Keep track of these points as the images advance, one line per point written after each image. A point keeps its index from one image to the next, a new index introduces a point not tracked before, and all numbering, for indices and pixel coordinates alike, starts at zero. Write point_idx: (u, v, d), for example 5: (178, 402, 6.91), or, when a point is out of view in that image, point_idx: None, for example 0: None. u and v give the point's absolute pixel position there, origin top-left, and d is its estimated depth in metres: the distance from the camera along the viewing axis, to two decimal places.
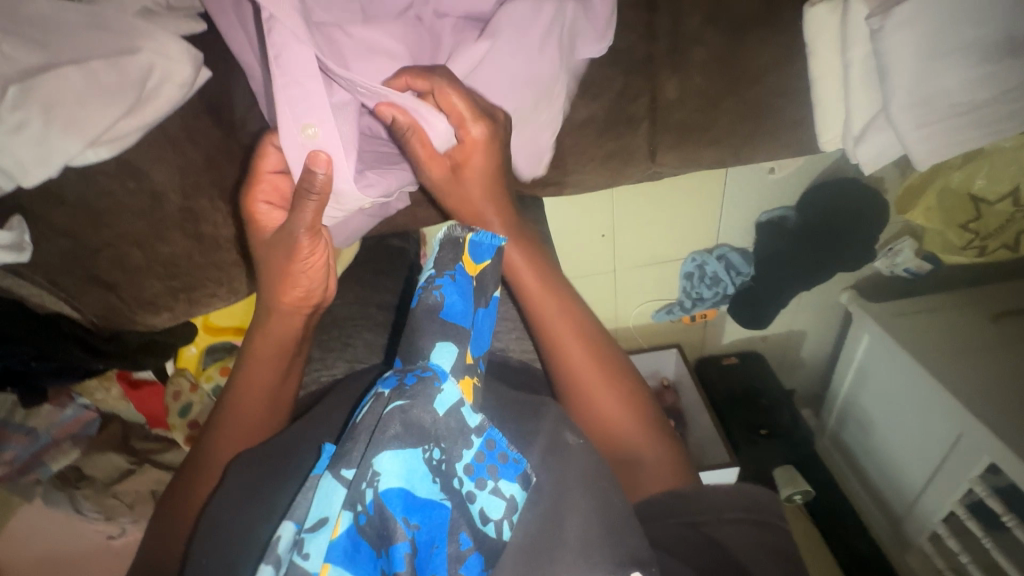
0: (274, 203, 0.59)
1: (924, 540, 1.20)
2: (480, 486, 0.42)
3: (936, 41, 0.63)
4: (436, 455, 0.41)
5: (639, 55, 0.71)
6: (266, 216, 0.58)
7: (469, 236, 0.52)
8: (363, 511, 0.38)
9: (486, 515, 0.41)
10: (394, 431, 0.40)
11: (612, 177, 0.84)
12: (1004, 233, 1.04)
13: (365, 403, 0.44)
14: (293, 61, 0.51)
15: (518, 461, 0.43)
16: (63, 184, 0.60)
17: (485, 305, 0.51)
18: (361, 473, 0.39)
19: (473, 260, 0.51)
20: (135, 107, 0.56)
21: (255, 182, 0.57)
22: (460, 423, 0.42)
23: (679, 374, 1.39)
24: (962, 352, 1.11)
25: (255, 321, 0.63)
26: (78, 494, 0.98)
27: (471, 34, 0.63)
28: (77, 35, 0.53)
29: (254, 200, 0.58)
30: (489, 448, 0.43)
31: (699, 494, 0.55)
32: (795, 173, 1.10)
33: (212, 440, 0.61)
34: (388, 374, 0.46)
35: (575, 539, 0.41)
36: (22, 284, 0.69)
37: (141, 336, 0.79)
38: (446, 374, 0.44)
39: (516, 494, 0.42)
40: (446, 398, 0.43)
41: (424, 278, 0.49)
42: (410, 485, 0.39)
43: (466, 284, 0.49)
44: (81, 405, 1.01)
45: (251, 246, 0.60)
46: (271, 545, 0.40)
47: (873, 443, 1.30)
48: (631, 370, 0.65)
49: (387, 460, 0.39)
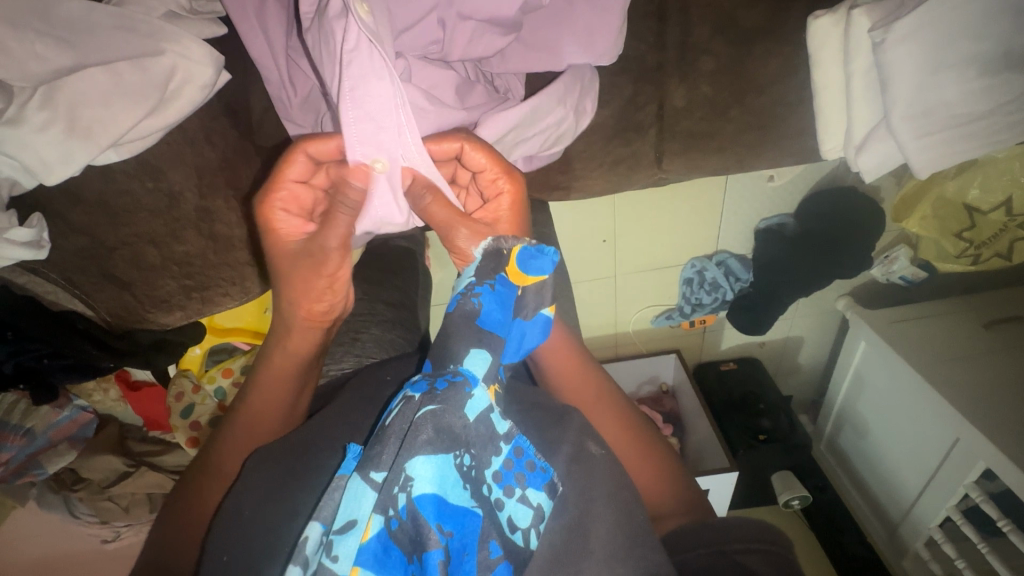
0: (293, 211, 0.55)
1: (920, 546, 1.21)
2: (508, 494, 0.42)
3: (936, 54, 0.65)
4: (466, 461, 0.42)
5: (648, 64, 0.72)
6: (287, 227, 0.54)
7: (518, 248, 0.52)
8: (394, 515, 0.39)
9: (515, 523, 0.42)
10: (426, 437, 0.41)
11: (617, 183, 0.85)
12: (998, 242, 1.06)
13: (393, 405, 0.45)
14: (367, 96, 0.51)
15: (545, 470, 0.44)
16: (83, 183, 0.61)
17: (524, 317, 0.52)
18: (393, 477, 0.40)
19: (521, 272, 0.52)
20: (157, 108, 0.57)
21: (275, 189, 0.53)
22: (490, 429, 0.44)
23: (677, 378, 1.41)
24: (958, 358, 1.13)
25: (274, 333, 0.61)
26: (74, 493, 1.17)
27: (491, 38, 0.62)
28: (103, 36, 0.54)
29: (274, 210, 0.54)
30: (517, 456, 0.44)
31: (722, 522, 0.53)
32: (792, 181, 1.13)
33: (224, 446, 0.61)
34: (416, 378, 0.47)
35: (602, 550, 0.44)
36: (38, 285, 0.71)
37: (152, 335, 0.79)
38: (477, 379, 0.45)
39: (543, 503, 0.43)
40: (477, 403, 0.44)
41: (463, 285, 0.51)
42: (442, 491, 0.40)
43: (506, 294, 0.51)
44: (80, 407, 1.12)
45: (268, 255, 0.56)
46: (298, 546, 0.41)
47: (869, 449, 1.32)
48: (648, 424, 0.66)
49: (420, 465, 0.40)
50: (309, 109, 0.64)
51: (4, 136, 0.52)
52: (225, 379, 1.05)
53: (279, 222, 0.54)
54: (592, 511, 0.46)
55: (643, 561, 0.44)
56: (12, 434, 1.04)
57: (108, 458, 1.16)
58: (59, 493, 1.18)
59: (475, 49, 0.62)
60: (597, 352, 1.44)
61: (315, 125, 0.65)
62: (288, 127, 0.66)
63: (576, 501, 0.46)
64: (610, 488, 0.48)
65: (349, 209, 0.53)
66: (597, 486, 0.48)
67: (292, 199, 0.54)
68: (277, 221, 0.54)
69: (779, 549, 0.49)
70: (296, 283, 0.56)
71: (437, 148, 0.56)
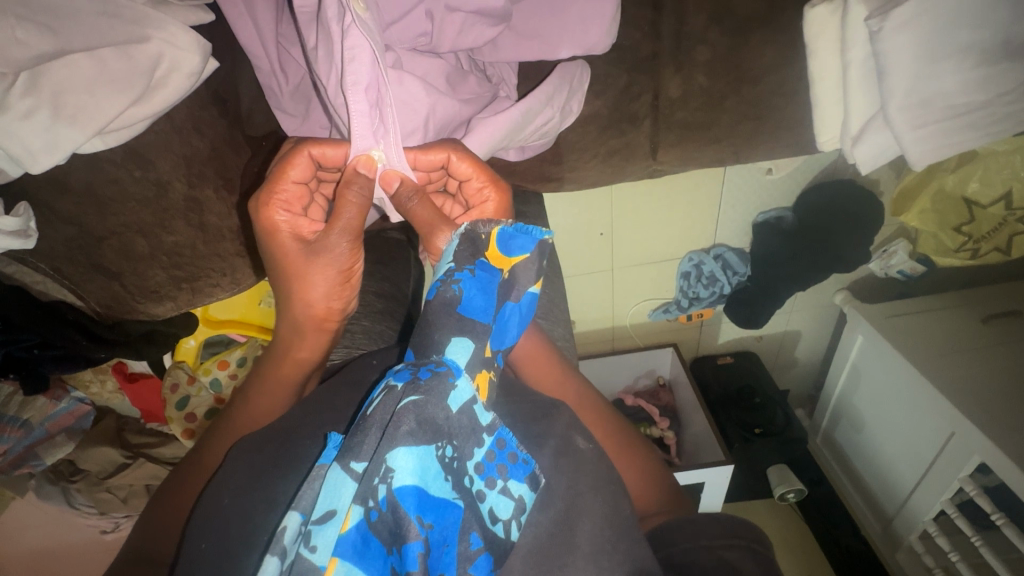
0: (295, 211, 0.53)
1: (914, 539, 1.22)
2: (489, 485, 0.42)
3: (934, 43, 0.64)
4: (448, 452, 0.42)
5: (643, 53, 0.72)
6: (291, 225, 0.53)
7: (498, 229, 0.51)
8: (374, 507, 0.39)
9: (496, 515, 0.42)
10: (408, 428, 0.40)
11: (613, 174, 0.85)
12: (996, 236, 1.06)
13: (375, 393, 0.44)
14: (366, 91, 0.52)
15: (527, 461, 0.43)
16: (69, 171, 0.60)
17: (513, 300, 0.52)
18: (373, 469, 0.39)
19: (503, 253, 0.52)
20: (143, 96, 0.56)
21: (277, 188, 0.52)
22: (472, 419, 0.43)
23: (674, 372, 1.41)
24: (955, 352, 1.12)
25: (277, 334, 0.59)
26: (72, 486, 1.17)
27: (482, 28, 0.61)
28: (87, 22, 0.53)
29: (273, 210, 0.52)
30: (499, 448, 0.44)
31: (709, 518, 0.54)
32: (789, 175, 1.12)
33: (221, 441, 0.61)
34: (398, 366, 0.46)
35: (588, 544, 0.44)
36: (27, 275, 0.72)
37: (143, 325, 0.80)
38: (460, 369, 0.45)
39: (525, 495, 0.42)
40: (459, 394, 0.43)
41: (442, 271, 0.50)
42: (424, 483, 0.40)
43: (489, 280, 0.50)
44: (77, 399, 1.12)
45: (270, 256, 0.54)
46: (276, 535, 0.39)
47: (865, 442, 1.32)
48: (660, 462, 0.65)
49: (401, 457, 0.40)
50: (301, 97, 0.63)
51: None
52: (221, 371, 1.05)
53: (281, 222, 0.53)
54: (580, 506, 0.46)
55: (630, 555, 0.44)
56: (9, 426, 1.05)
57: (105, 450, 1.16)
58: (57, 485, 1.18)
59: (466, 39, 0.61)
60: (594, 344, 1.43)
61: (307, 116, 0.64)
62: (278, 116, 0.65)
63: (564, 494, 0.46)
64: (600, 481, 0.48)
65: (359, 190, 0.51)
66: (586, 481, 0.47)
67: (291, 198, 0.53)
68: (278, 220, 0.52)
69: (759, 545, 0.52)
70: (306, 284, 0.53)
71: (422, 158, 0.56)
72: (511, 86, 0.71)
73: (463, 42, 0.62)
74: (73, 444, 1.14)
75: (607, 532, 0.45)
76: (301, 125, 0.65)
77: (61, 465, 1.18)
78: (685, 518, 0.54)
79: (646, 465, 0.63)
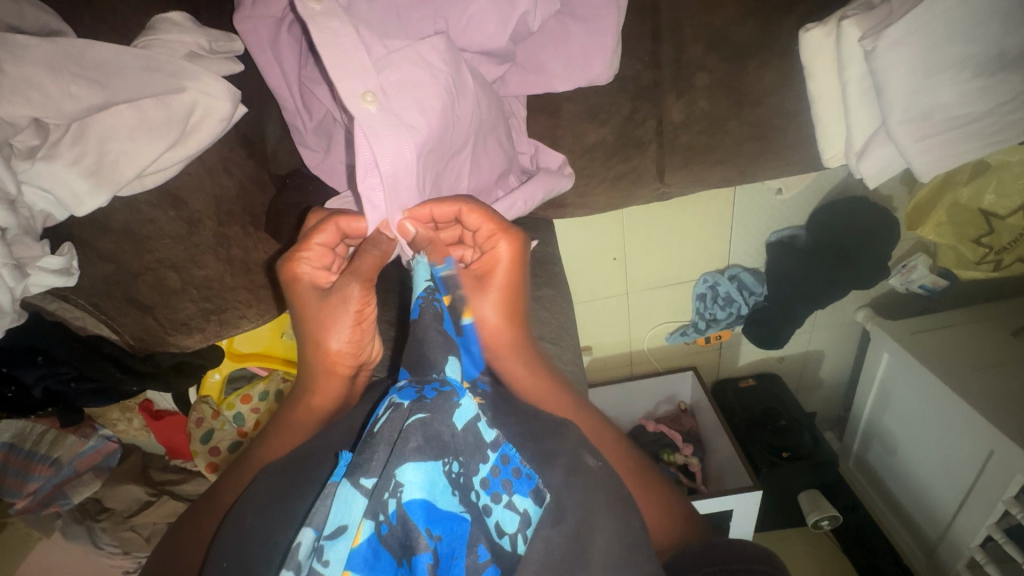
0: (320, 266, 0.58)
1: (962, 568, 1.15)
2: (495, 500, 0.45)
3: (930, 59, 0.66)
4: (455, 468, 0.45)
5: (645, 81, 0.75)
6: (311, 277, 0.58)
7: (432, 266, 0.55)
8: (385, 520, 0.41)
9: (502, 529, 0.44)
10: (415, 444, 0.43)
11: (623, 198, 0.87)
12: (1017, 247, 1.04)
13: (381, 411, 0.46)
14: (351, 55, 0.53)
15: (530, 477, 0.46)
16: (110, 213, 0.65)
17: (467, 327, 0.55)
18: (383, 484, 0.42)
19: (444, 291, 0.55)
20: (179, 140, 0.61)
21: (302, 250, 0.57)
22: (477, 437, 0.46)
23: (695, 398, 1.39)
24: (986, 368, 1.09)
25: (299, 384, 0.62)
26: (98, 526, 1.20)
27: (488, 66, 0.66)
28: (131, 77, 0.58)
29: (297, 265, 0.58)
30: (503, 463, 0.46)
31: (727, 543, 0.57)
32: (801, 194, 1.13)
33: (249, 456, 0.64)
34: (400, 384, 0.48)
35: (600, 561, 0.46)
36: (67, 311, 0.76)
37: (173, 357, 0.84)
38: (462, 389, 0.47)
39: (530, 509, 0.45)
40: (464, 412, 0.46)
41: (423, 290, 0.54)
42: (431, 496, 0.43)
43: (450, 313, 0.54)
44: (105, 437, 1.16)
45: (290, 301, 0.59)
46: (292, 550, 0.42)
47: (900, 465, 1.27)
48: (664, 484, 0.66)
49: (409, 471, 0.42)
50: (323, 133, 0.66)
51: (39, 171, 0.58)
52: (244, 406, 1.07)
53: (305, 272, 0.58)
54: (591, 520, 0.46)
55: None
56: (39, 464, 1.08)
57: (131, 487, 1.19)
58: (82, 524, 1.20)
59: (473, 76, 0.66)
60: (610, 371, 1.42)
61: (329, 152, 0.67)
62: (303, 152, 0.68)
63: (573, 510, 0.47)
64: (609, 497, 0.50)
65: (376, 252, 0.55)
66: (595, 496, 0.49)
67: (316, 256, 0.58)
68: (299, 271, 0.58)
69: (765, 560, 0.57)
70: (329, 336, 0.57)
71: (437, 210, 0.57)
72: (521, 118, 0.75)
73: (484, 117, 0.65)
74: (99, 484, 1.17)
75: (620, 550, 0.47)
76: (324, 159, 0.68)
77: (88, 502, 1.21)
78: (707, 544, 0.58)
79: (664, 496, 0.64)
